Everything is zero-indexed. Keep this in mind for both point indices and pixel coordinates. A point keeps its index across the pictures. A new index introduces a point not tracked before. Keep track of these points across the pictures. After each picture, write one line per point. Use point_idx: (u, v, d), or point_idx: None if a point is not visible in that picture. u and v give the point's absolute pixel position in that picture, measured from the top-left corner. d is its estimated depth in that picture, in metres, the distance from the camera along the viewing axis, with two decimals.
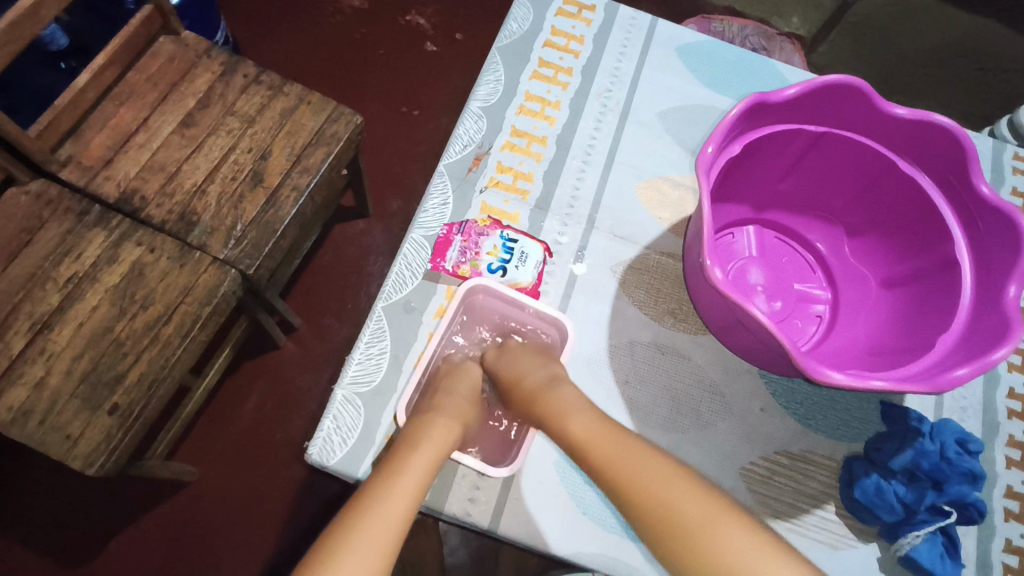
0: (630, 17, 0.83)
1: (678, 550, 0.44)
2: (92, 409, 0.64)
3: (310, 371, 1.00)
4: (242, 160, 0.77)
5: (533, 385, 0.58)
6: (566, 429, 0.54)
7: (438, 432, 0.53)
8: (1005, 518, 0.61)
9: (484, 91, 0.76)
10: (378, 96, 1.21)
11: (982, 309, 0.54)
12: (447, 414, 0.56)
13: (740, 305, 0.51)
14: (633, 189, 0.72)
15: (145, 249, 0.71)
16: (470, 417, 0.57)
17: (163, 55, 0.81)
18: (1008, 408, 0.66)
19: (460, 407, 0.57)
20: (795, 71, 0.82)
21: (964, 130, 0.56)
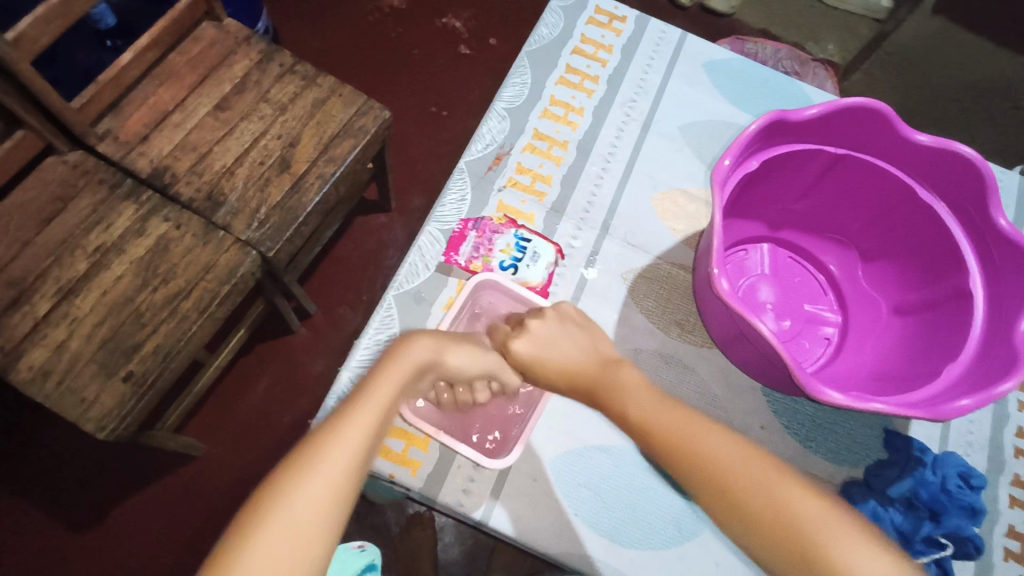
0: (660, 30, 0.84)
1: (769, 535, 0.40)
2: (108, 374, 0.66)
3: (321, 357, 1.02)
4: (271, 146, 0.79)
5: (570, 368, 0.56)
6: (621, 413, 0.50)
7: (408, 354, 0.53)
8: (1005, 558, 0.60)
9: (511, 93, 0.77)
10: (410, 94, 1.24)
11: (992, 340, 0.53)
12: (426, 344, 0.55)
13: (745, 319, 0.51)
14: (650, 199, 0.72)
15: (172, 225, 0.74)
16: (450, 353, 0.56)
17: (204, 40, 0.83)
18: (1016, 446, 0.64)
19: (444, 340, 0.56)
20: (821, 93, 0.82)
21: (986, 162, 0.55)
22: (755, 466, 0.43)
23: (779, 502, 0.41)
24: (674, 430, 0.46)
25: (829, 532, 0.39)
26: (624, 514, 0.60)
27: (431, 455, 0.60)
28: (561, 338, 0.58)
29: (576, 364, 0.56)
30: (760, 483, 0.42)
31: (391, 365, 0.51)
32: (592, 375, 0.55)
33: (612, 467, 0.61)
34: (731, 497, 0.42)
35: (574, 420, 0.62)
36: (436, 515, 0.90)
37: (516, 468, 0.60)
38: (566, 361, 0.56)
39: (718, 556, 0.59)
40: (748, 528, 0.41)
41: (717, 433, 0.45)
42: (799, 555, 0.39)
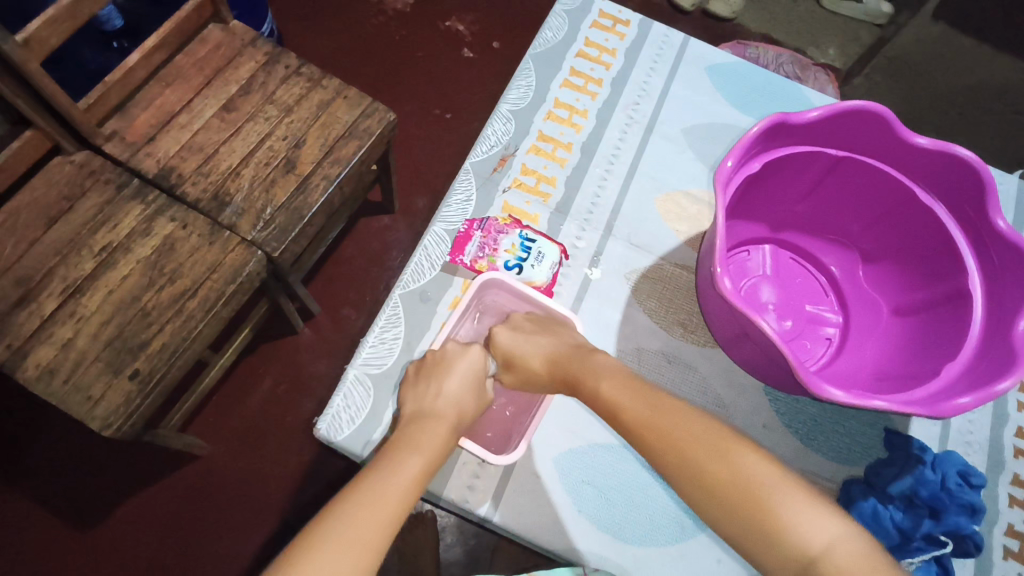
0: (663, 34, 0.84)
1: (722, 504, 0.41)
2: (114, 372, 0.67)
3: (324, 358, 1.02)
4: (277, 147, 0.80)
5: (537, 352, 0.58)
6: (597, 394, 0.51)
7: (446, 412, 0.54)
8: (1004, 556, 0.61)
9: (515, 95, 0.78)
10: (414, 97, 1.25)
11: (991, 339, 0.54)
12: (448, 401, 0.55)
13: (748, 317, 0.52)
14: (653, 200, 0.73)
15: (178, 225, 0.74)
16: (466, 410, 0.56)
17: (211, 42, 0.84)
18: (1015, 446, 0.65)
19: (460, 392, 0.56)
20: (822, 97, 0.83)
21: (985, 165, 0.56)
22: (714, 434, 0.44)
23: (735, 466, 0.42)
24: (651, 413, 0.47)
25: (781, 494, 0.40)
26: (629, 510, 0.60)
27: None
28: (532, 330, 0.60)
29: (545, 350, 0.58)
30: (719, 451, 0.43)
31: (430, 423, 0.52)
32: (565, 356, 0.56)
33: (617, 463, 0.62)
34: (693, 467, 0.43)
35: (576, 418, 0.63)
36: (437, 514, 0.90)
37: (521, 464, 0.61)
38: (539, 347, 0.58)
39: (720, 553, 0.60)
40: (707, 494, 0.42)
41: (687, 412, 0.46)
42: (753, 516, 0.40)
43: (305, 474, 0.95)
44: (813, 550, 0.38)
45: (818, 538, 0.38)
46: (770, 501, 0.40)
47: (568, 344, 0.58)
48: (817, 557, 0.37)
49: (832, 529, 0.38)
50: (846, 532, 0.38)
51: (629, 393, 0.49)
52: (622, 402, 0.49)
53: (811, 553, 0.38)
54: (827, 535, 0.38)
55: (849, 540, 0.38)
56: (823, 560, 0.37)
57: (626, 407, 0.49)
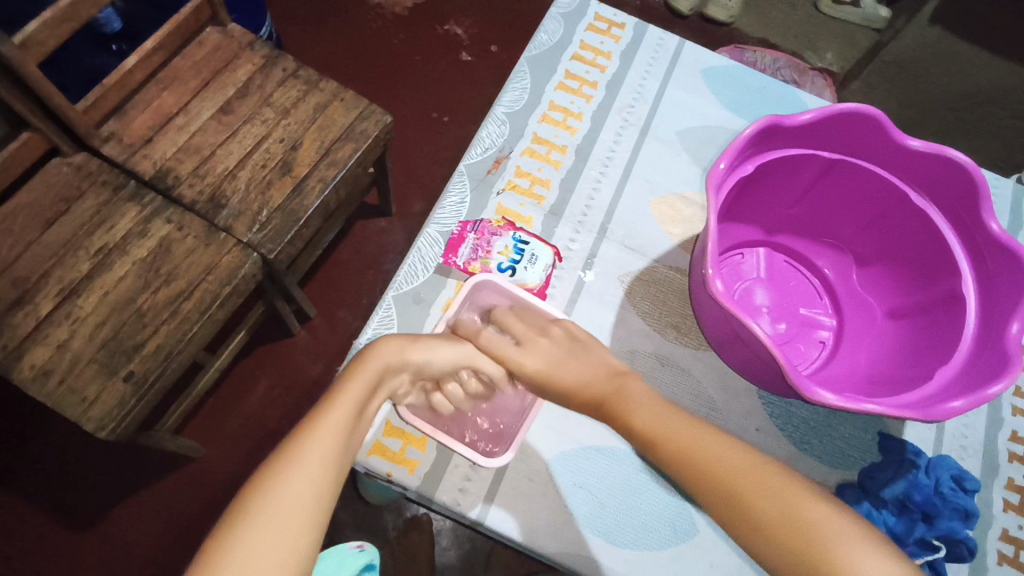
0: (658, 37, 0.85)
1: (771, 535, 0.40)
2: (109, 373, 0.67)
3: (321, 360, 1.02)
4: (274, 150, 0.80)
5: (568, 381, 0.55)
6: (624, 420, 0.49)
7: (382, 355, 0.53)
8: (999, 561, 0.60)
9: (511, 97, 0.78)
10: (412, 100, 1.25)
11: (983, 343, 0.54)
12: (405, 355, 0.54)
13: (740, 320, 0.52)
14: (647, 203, 0.73)
15: (174, 226, 0.74)
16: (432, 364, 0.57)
17: (209, 44, 0.85)
18: (1009, 451, 0.65)
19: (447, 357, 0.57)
20: (817, 101, 0.83)
21: (978, 168, 0.56)
22: (760, 473, 0.43)
23: (786, 509, 0.41)
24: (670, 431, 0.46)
25: (836, 538, 0.39)
26: (617, 515, 0.60)
27: (428, 455, 0.61)
28: (564, 355, 0.57)
29: (576, 378, 0.55)
30: (766, 491, 0.42)
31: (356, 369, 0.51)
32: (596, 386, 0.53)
33: (609, 466, 0.62)
34: (739, 504, 0.42)
35: (568, 421, 0.63)
36: (433, 518, 0.90)
37: (514, 466, 0.61)
38: (576, 375, 0.55)
39: (714, 558, 0.59)
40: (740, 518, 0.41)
41: (728, 445, 0.45)
42: (809, 564, 0.39)
43: None
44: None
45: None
46: (829, 550, 0.39)
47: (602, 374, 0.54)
48: None
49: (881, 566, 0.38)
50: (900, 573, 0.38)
51: (659, 416, 0.48)
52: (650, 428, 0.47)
53: None
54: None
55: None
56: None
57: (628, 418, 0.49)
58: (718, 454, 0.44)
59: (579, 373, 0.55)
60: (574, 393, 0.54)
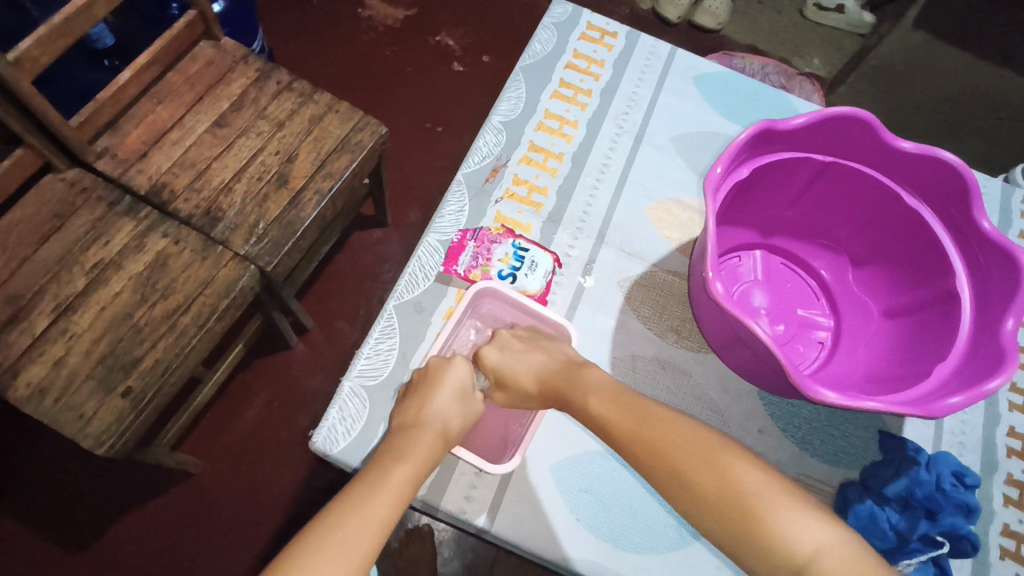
0: (651, 45, 0.86)
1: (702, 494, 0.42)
2: (106, 390, 0.66)
3: (319, 372, 1.02)
4: (269, 162, 0.80)
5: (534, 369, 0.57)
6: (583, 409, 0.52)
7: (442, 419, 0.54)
8: (1001, 556, 0.61)
9: (506, 107, 0.79)
10: (406, 111, 1.26)
11: (980, 340, 0.54)
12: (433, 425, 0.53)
13: (742, 322, 0.53)
14: (644, 209, 0.74)
15: (170, 240, 0.74)
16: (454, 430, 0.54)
17: (202, 58, 0.85)
18: (1008, 446, 0.66)
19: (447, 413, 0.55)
20: (808, 104, 0.84)
21: (969, 168, 0.57)
22: (702, 445, 0.44)
23: (726, 478, 0.42)
24: (629, 413, 0.49)
25: (770, 505, 0.40)
26: (623, 518, 0.60)
27: None
28: (521, 345, 0.60)
29: (537, 366, 0.58)
30: (708, 464, 0.43)
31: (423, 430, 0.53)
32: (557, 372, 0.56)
33: (609, 469, 0.62)
34: (688, 484, 0.43)
35: (570, 429, 0.63)
36: (435, 528, 0.90)
37: (518, 472, 0.61)
38: (530, 365, 0.58)
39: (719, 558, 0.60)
40: (679, 485, 0.43)
41: (677, 423, 0.46)
42: (736, 521, 0.40)
43: (301, 489, 0.94)
44: (801, 558, 0.38)
45: (808, 541, 0.38)
46: (760, 514, 0.39)
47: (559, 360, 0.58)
48: (805, 561, 0.37)
49: (818, 534, 0.38)
50: (834, 538, 0.38)
51: (615, 403, 0.50)
52: (616, 420, 0.49)
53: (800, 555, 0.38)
54: (813, 542, 0.38)
55: (834, 547, 0.38)
56: (812, 568, 0.37)
57: (607, 416, 0.50)
58: (665, 430, 0.46)
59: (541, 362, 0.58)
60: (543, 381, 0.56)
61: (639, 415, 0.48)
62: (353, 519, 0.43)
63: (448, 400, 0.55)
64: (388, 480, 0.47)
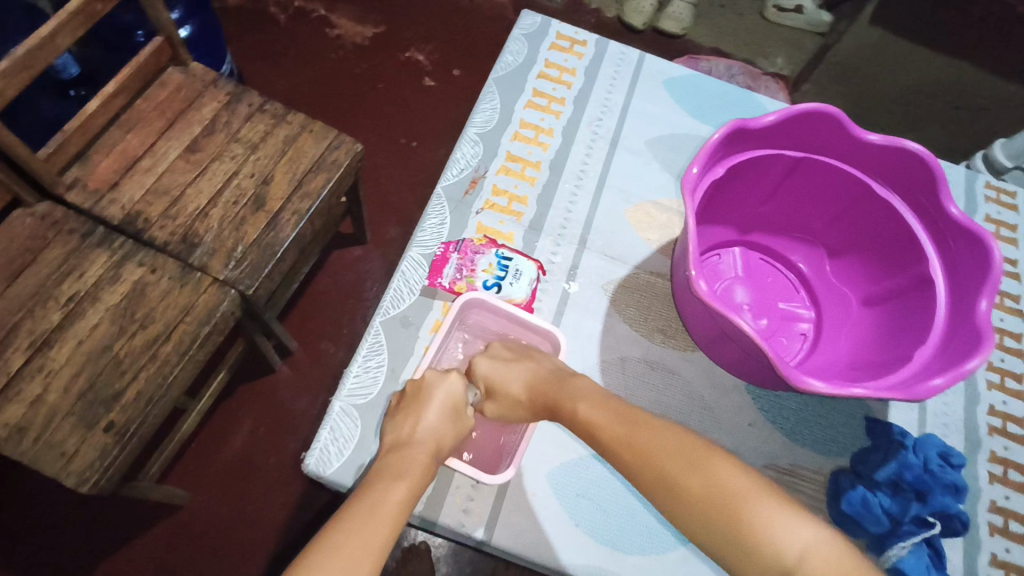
0: (620, 52, 0.87)
1: (691, 498, 0.42)
2: (88, 426, 0.65)
3: (305, 394, 1.01)
4: (245, 185, 0.79)
5: (521, 380, 0.57)
6: (573, 416, 0.52)
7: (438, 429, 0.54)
8: (990, 532, 0.62)
9: (482, 118, 0.79)
10: (379, 128, 1.26)
11: (956, 323, 0.56)
12: (425, 440, 0.53)
13: (726, 316, 0.53)
14: (624, 212, 0.75)
15: (147, 269, 0.73)
16: (447, 442, 0.54)
17: (171, 84, 0.84)
18: (989, 424, 0.67)
19: (438, 428, 0.55)
20: (775, 103, 0.86)
21: (935, 157, 0.59)
22: (689, 448, 0.45)
23: (711, 479, 0.42)
24: (615, 420, 0.49)
25: (757, 506, 0.40)
26: (620, 521, 0.60)
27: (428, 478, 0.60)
28: (510, 355, 0.60)
29: (525, 375, 0.58)
30: (694, 466, 0.43)
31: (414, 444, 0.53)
32: (545, 381, 0.56)
33: (605, 474, 0.62)
34: (675, 489, 0.43)
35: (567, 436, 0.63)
36: (432, 544, 0.89)
37: (515, 481, 0.61)
38: (519, 374, 0.58)
39: None
40: (668, 490, 0.44)
41: (663, 428, 0.47)
42: (725, 523, 0.41)
43: (292, 515, 0.92)
44: (789, 558, 0.38)
45: (795, 542, 0.39)
46: (748, 516, 0.40)
47: (548, 369, 0.58)
48: (793, 562, 0.38)
49: (805, 534, 0.39)
50: (820, 538, 0.39)
51: (602, 410, 0.51)
52: (604, 425, 0.49)
53: (788, 556, 0.38)
54: (801, 542, 0.39)
55: (821, 545, 0.38)
56: (801, 567, 0.38)
57: (596, 423, 0.50)
58: (650, 436, 0.47)
59: (529, 371, 0.58)
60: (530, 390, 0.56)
61: (623, 424, 0.49)
62: (358, 535, 0.42)
63: (437, 416, 0.55)
64: (380, 505, 0.45)
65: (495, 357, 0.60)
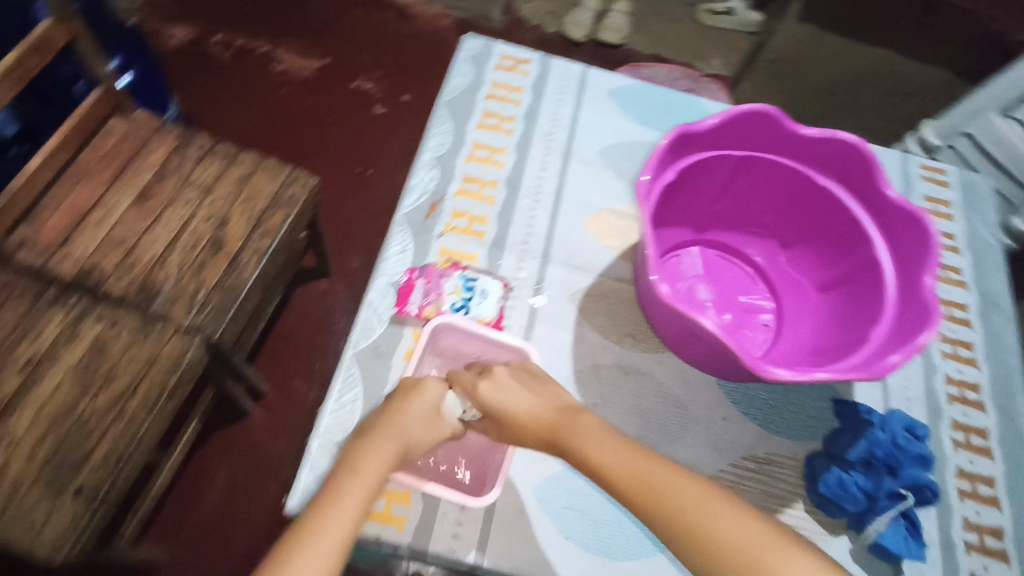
0: (564, 67, 0.89)
1: (706, 550, 0.41)
2: (57, 491, 0.63)
3: (281, 435, 0.99)
4: (202, 229, 0.78)
5: (527, 412, 0.56)
6: (585, 457, 0.50)
7: (405, 426, 0.55)
8: (960, 498, 0.65)
9: (435, 142, 0.80)
10: (333, 159, 1.26)
11: (905, 300, 0.59)
12: (393, 438, 0.54)
13: (690, 318, 0.56)
14: (583, 223, 0.76)
15: (106, 324, 0.71)
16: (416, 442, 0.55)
17: (116, 133, 0.83)
18: (948, 394, 0.70)
19: (410, 430, 0.55)
20: (716, 104, 0.89)
21: (869, 146, 0.63)
22: (700, 495, 0.44)
23: (722, 529, 0.42)
24: (635, 466, 0.47)
25: (767, 553, 0.40)
26: (608, 527, 0.61)
27: (415, 508, 0.59)
28: (514, 381, 0.58)
29: (529, 405, 0.56)
30: (709, 516, 0.43)
31: (373, 439, 0.53)
32: (554, 416, 0.55)
33: (587, 484, 0.63)
34: (694, 540, 0.42)
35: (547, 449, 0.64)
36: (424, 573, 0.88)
37: (501, 500, 0.61)
38: (524, 404, 0.56)
39: None
40: (688, 542, 0.42)
41: (675, 474, 0.46)
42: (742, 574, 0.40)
43: None
44: None
45: None
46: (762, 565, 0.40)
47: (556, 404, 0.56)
48: None
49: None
50: None
51: (615, 452, 0.49)
52: (609, 463, 0.48)
53: None
54: None
55: None
56: None
57: (609, 467, 0.48)
58: (667, 483, 0.45)
59: (536, 404, 0.56)
60: (533, 422, 0.55)
61: (636, 469, 0.47)
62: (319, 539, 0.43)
63: (416, 424, 0.56)
64: (341, 503, 0.46)
65: (500, 383, 0.58)
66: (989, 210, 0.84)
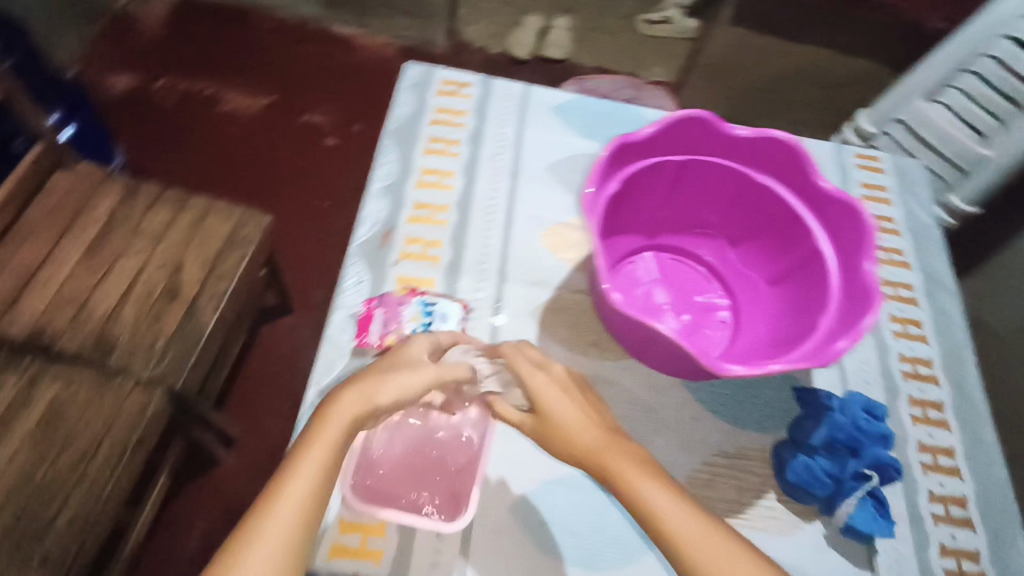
0: (505, 87, 0.91)
1: None
2: (22, 563, 0.62)
3: (256, 479, 0.97)
4: (155, 278, 0.79)
5: (577, 421, 0.51)
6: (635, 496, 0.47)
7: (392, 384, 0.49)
8: (924, 471, 0.67)
9: (383, 172, 0.80)
10: (288, 195, 1.25)
11: (849, 286, 0.61)
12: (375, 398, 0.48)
13: (645, 324, 0.57)
14: (537, 238, 0.77)
15: (61, 384, 0.71)
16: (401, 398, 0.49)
17: (60, 190, 0.84)
18: (902, 370, 0.72)
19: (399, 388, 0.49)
20: (656, 112, 0.91)
21: (800, 142, 0.65)
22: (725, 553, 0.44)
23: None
24: (687, 521, 0.45)
25: None
26: (590, 536, 0.61)
27: (391, 540, 0.59)
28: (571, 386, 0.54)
29: (583, 415, 0.52)
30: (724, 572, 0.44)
31: (342, 403, 0.47)
32: (605, 438, 0.50)
33: (560, 496, 0.63)
34: None
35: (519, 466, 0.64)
36: None
37: (478, 522, 0.60)
38: (575, 412, 0.52)
39: None
40: None
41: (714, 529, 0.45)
42: None
43: None
44: None
45: None
46: None
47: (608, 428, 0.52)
48: None
49: None
50: None
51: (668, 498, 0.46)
52: (665, 512, 0.46)
53: None
54: None
55: None
56: None
57: (665, 520, 0.45)
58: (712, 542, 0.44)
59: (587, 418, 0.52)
60: (575, 433, 0.50)
61: (681, 517, 0.46)
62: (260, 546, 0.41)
63: (398, 382, 0.49)
64: (287, 500, 0.42)
65: (554, 381, 0.53)
66: (923, 192, 0.88)
